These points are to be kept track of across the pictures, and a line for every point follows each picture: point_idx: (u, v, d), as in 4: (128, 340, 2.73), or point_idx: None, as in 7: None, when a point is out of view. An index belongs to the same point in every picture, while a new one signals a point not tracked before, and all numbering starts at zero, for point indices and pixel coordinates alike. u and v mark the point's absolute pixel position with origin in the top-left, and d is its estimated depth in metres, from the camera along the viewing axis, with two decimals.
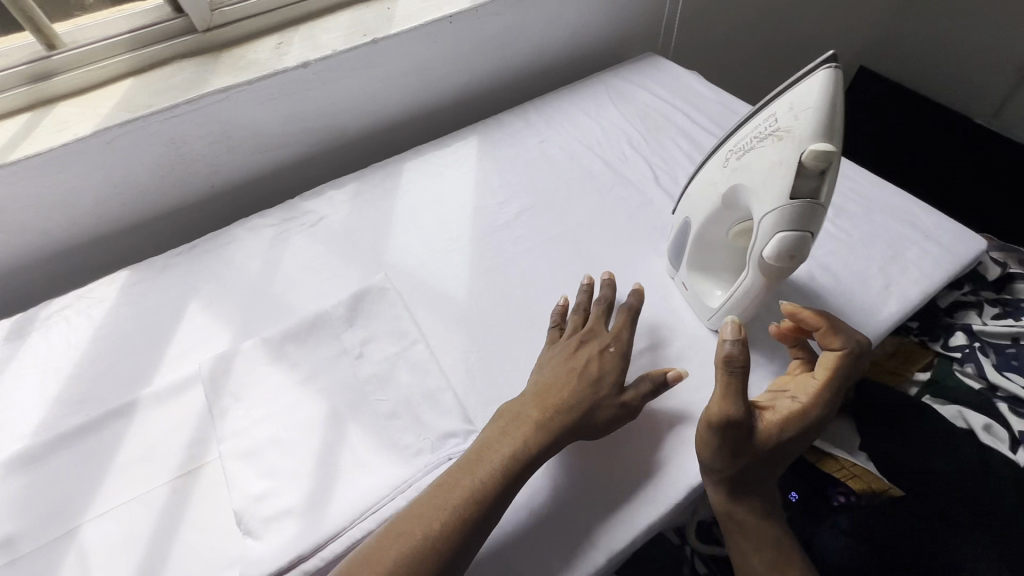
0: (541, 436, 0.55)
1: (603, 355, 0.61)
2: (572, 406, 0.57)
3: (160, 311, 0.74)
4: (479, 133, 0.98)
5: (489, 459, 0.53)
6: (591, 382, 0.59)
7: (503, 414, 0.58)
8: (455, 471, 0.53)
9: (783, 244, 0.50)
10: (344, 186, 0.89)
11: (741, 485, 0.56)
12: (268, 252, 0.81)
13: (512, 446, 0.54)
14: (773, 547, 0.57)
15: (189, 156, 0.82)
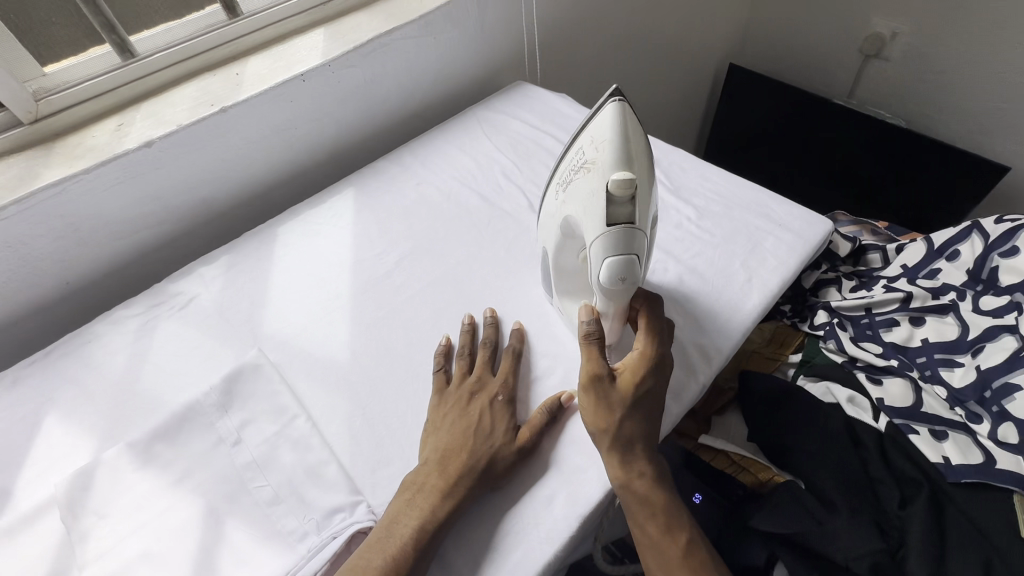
0: (444, 500, 0.55)
1: (494, 403, 0.63)
2: (471, 461, 0.57)
3: (12, 431, 0.68)
4: (354, 184, 0.97)
5: (399, 535, 0.53)
6: (486, 436, 0.59)
7: (407, 486, 0.57)
8: (364, 553, 0.52)
9: (614, 265, 0.54)
10: (215, 261, 0.86)
11: (630, 447, 0.56)
12: (133, 345, 0.76)
13: (414, 520, 0.54)
14: (667, 513, 0.56)
15: (31, 256, 0.76)
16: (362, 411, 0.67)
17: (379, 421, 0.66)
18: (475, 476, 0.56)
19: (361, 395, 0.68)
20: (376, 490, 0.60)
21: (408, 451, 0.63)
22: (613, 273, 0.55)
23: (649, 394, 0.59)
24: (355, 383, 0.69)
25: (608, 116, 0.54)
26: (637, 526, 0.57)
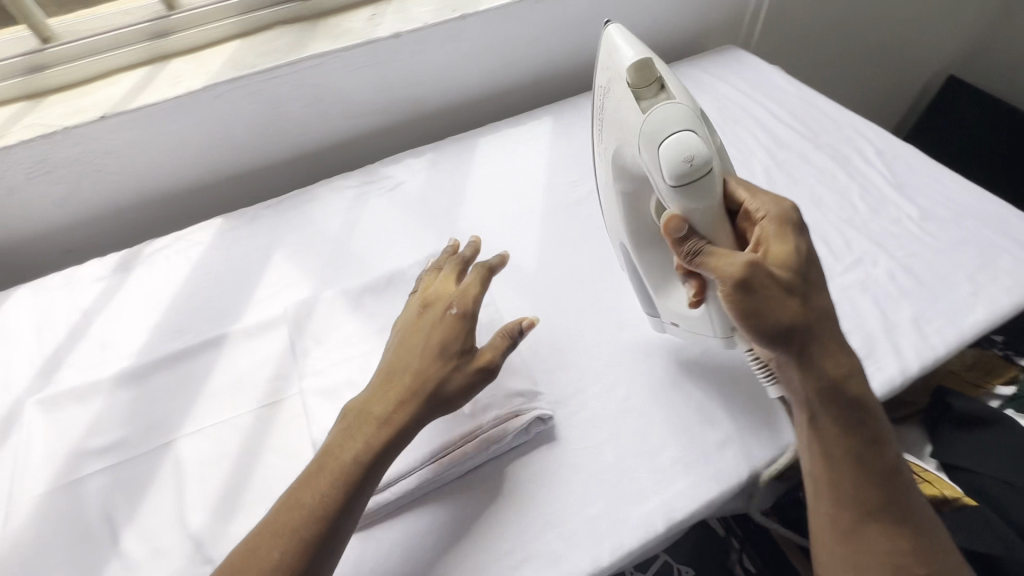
0: (380, 430, 0.51)
1: (444, 317, 0.55)
2: (413, 387, 0.52)
3: (249, 256, 0.80)
4: (553, 113, 0.99)
5: (330, 467, 0.49)
6: (439, 355, 0.53)
7: (352, 412, 0.53)
8: (303, 475, 0.50)
9: (680, 158, 0.48)
10: (422, 156, 0.92)
11: (835, 408, 0.50)
12: (348, 211, 0.85)
13: (358, 448, 0.50)
14: (879, 488, 0.50)
15: (284, 116, 0.87)
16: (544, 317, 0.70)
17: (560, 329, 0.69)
18: (421, 405, 0.52)
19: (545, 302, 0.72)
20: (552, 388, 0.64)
21: (584, 363, 0.66)
22: (677, 167, 0.48)
23: (800, 278, 0.50)
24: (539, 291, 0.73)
25: (616, 32, 0.55)
26: (835, 500, 0.50)
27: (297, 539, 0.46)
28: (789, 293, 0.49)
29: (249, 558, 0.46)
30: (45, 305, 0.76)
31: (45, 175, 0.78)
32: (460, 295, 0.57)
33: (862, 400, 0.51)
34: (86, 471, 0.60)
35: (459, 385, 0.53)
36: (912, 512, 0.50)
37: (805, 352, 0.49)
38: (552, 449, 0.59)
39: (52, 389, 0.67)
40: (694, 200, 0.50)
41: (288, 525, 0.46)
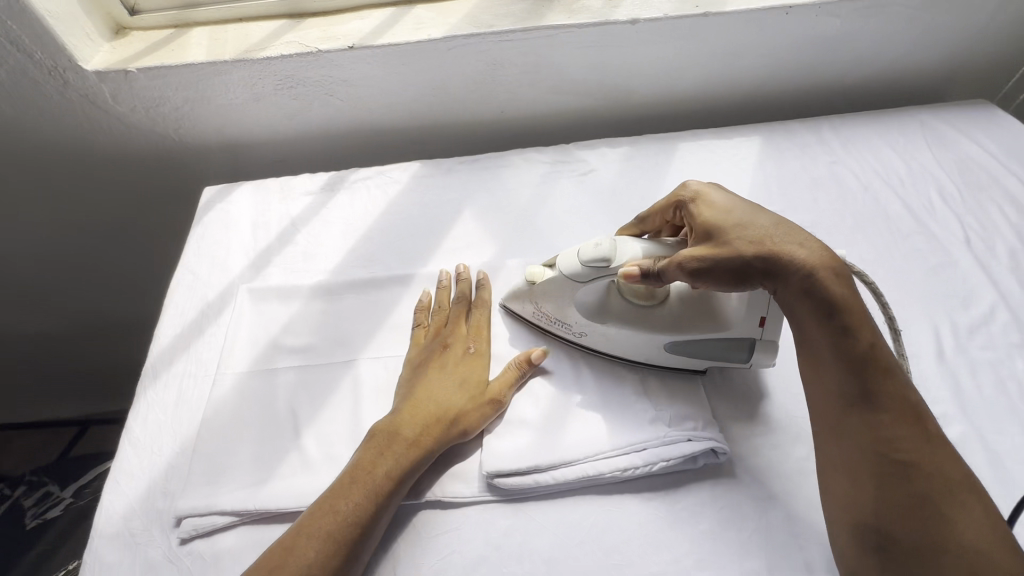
0: (420, 460, 0.54)
1: (465, 356, 0.62)
2: (459, 421, 0.57)
3: (441, 207, 0.83)
4: (764, 134, 0.92)
5: (376, 471, 0.53)
6: (444, 386, 0.59)
7: (385, 426, 0.56)
8: (355, 468, 0.53)
9: (589, 254, 0.59)
10: (618, 147, 0.90)
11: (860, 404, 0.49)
12: (539, 186, 0.85)
13: (391, 466, 0.53)
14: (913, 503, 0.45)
15: (501, 80, 0.88)
16: None
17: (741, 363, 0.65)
18: (446, 437, 0.56)
19: None
20: (726, 422, 0.61)
21: (765, 407, 0.62)
22: (595, 262, 0.58)
23: (746, 228, 0.55)
24: None
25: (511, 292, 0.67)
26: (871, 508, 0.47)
27: (326, 544, 0.48)
28: (735, 236, 0.55)
29: (284, 554, 0.48)
30: (262, 205, 0.83)
31: (287, 88, 0.85)
32: (475, 338, 0.64)
33: (851, 323, 0.50)
34: (279, 364, 0.65)
35: (476, 417, 0.58)
36: (879, 447, 0.47)
37: (771, 280, 0.54)
38: (718, 486, 0.57)
39: (260, 282, 0.73)
40: (630, 254, 0.58)
41: (325, 528, 0.49)
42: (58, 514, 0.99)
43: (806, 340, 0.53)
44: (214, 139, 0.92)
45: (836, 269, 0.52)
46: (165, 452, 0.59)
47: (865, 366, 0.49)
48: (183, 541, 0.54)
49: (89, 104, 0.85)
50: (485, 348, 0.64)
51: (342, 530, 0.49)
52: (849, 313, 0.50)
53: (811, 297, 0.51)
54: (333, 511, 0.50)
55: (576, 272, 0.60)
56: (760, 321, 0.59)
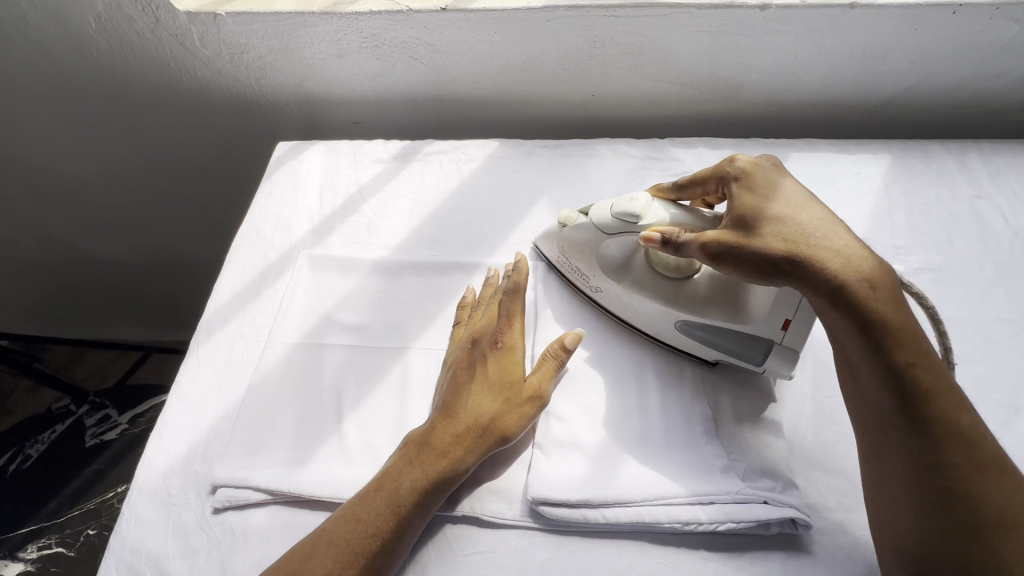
0: (452, 472, 0.50)
1: (495, 356, 0.56)
2: (490, 433, 0.52)
3: (515, 192, 0.77)
4: (894, 153, 0.80)
5: (404, 484, 0.49)
6: (475, 391, 0.54)
7: (416, 436, 0.52)
8: (385, 477, 0.50)
9: (621, 206, 0.57)
10: (720, 149, 0.81)
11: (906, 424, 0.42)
12: (624, 182, 0.77)
13: (417, 480, 0.49)
14: (950, 529, 0.39)
15: (598, 60, 0.80)
16: (818, 397, 0.58)
17: (835, 422, 0.57)
18: (481, 447, 0.52)
19: (825, 382, 0.59)
20: (809, 487, 0.53)
21: (858, 476, 0.54)
22: (624, 215, 0.56)
23: (784, 223, 0.50)
24: (822, 363, 0.61)
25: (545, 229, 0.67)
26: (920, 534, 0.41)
27: (349, 555, 0.46)
28: (768, 232, 0.49)
29: (301, 560, 0.46)
30: (332, 167, 0.80)
31: (371, 47, 0.80)
32: (506, 332, 0.58)
33: (888, 336, 0.43)
34: (329, 340, 0.63)
35: (512, 424, 0.53)
36: (917, 465, 0.41)
37: (796, 282, 0.48)
38: (791, 561, 0.49)
39: (321, 250, 0.71)
40: (660, 218, 0.55)
41: (353, 543, 0.46)
42: (114, 437, 1.04)
43: (845, 355, 0.47)
44: (293, 93, 0.90)
45: (874, 282, 0.45)
46: (211, 414, 0.58)
47: (905, 382, 0.42)
48: (215, 511, 0.53)
49: (178, 45, 0.84)
50: (518, 342, 0.58)
51: (368, 545, 0.46)
52: (883, 325, 0.44)
53: (845, 306, 0.45)
54: (362, 523, 0.47)
55: (605, 222, 0.58)
56: (784, 324, 0.54)
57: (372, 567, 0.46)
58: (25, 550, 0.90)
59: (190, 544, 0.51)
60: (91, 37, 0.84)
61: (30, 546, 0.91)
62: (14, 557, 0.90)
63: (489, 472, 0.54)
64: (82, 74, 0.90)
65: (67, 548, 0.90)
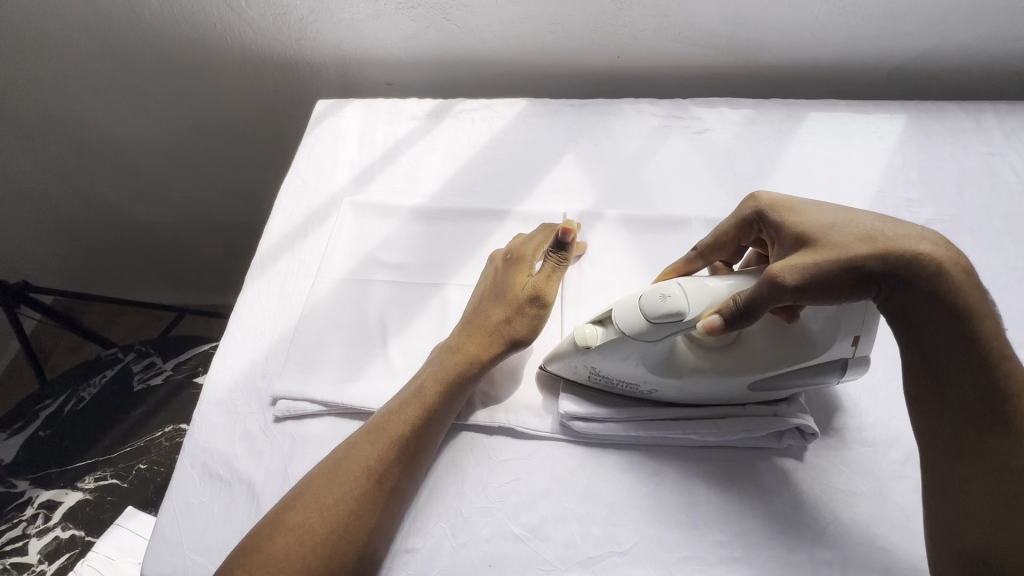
0: (469, 365, 0.56)
1: (508, 271, 0.60)
2: (501, 336, 0.57)
3: (543, 147, 0.81)
4: (910, 112, 0.82)
5: (428, 383, 0.55)
6: (494, 299, 0.59)
7: (443, 345, 0.59)
8: (415, 380, 0.56)
9: (655, 307, 0.49)
10: (739, 108, 0.84)
11: (997, 424, 0.43)
12: (648, 138, 0.81)
13: (439, 377, 0.55)
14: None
15: (624, 22, 0.83)
16: None
17: None
18: (495, 348, 0.57)
19: None
20: (819, 410, 0.58)
21: (864, 400, 0.58)
22: (663, 317, 0.48)
23: (846, 229, 0.47)
24: None
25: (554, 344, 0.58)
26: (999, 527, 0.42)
27: (388, 442, 0.52)
28: (837, 240, 0.46)
29: (351, 449, 0.51)
30: (370, 122, 0.85)
31: (407, 8, 0.84)
32: (522, 246, 0.62)
33: (979, 331, 0.44)
34: (373, 275, 0.68)
35: (523, 326, 0.57)
36: (1002, 471, 0.43)
37: (891, 286, 0.45)
38: (798, 471, 0.54)
39: (362, 197, 0.76)
40: (708, 300, 0.49)
41: (393, 433, 0.52)
42: (159, 382, 1.05)
43: (922, 355, 0.46)
44: (331, 54, 0.94)
45: (966, 268, 0.44)
46: (267, 339, 0.64)
47: (995, 380, 0.43)
48: (277, 420, 0.59)
49: (225, 5, 0.89)
50: (530, 250, 0.61)
51: (403, 434, 0.52)
52: (971, 318, 0.44)
53: (930, 298, 0.44)
54: (399, 416, 0.53)
55: (638, 328, 0.50)
56: (854, 341, 0.51)
57: (408, 452, 0.52)
58: (84, 480, 0.93)
59: (255, 446, 0.57)
60: None
61: (87, 477, 0.93)
62: (73, 486, 0.92)
63: (509, 386, 0.59)
64: (134, 34, 0.95)
65: (121, 480, 0.93)
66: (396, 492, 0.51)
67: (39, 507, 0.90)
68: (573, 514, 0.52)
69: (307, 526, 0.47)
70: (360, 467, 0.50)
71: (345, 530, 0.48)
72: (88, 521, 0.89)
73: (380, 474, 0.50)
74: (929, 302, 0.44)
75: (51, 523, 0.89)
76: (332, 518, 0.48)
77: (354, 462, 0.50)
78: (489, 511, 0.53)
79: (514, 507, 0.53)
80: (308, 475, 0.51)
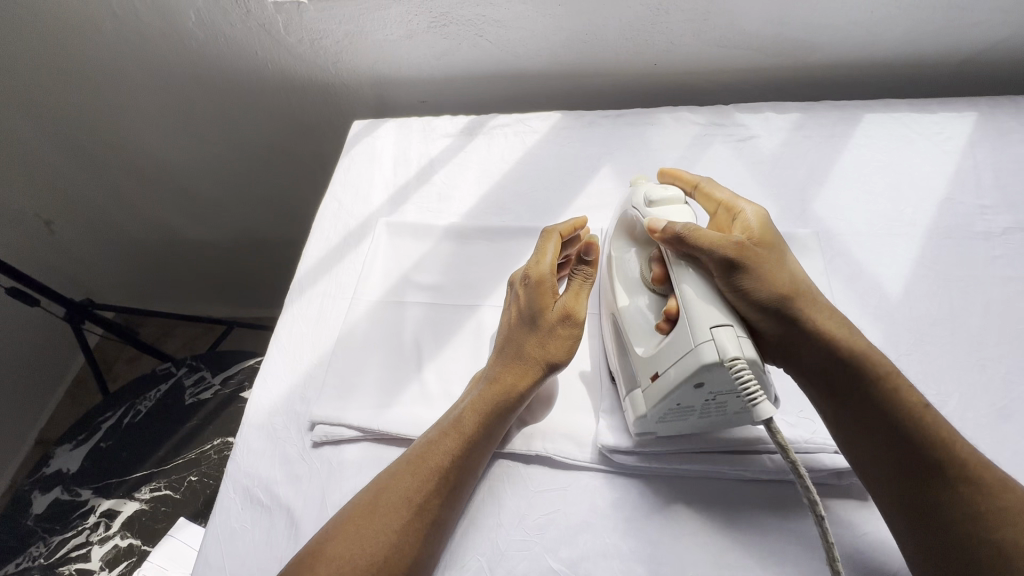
0: (507, 396, 0.54)
1: (530, 297, 0.58)
2: (535, 367, 0.56)
3: (579, 161, 0.79)
4: (982, 110, 0.76)
5: (463, 417, 0.54)
6: (523, 323, 0.58)
7: (476, 379, 0.58)
8: (450, 411, 0.55)
9: (650, 192, 0.58)
10: (787, 113, 0.79)
11: (858, 424, 0.48)
12: (688, 148, 0.78)
13: (478, 406, 0.54)
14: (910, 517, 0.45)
15: (662, 28, 0.80)
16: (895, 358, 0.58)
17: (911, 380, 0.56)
18: (535, 374, 0.55)
19: (900, 341, 0.59)
20: None
21: None
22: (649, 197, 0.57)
23: (777, 262, 0.53)
24: (900, 324, 0.60)
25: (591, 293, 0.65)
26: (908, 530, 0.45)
27: (427, 473, 0.51)
28: (770, 267, 0.52)
29: (390, 478, 0.51)
30: (405, 141, 0.85)
31: (439, 26, 0.84)
32: (539, 266, 0.58)
33: (859, 369, 0.49)
34: (408, 298, 0.68)
35: (560, 350, 0.56)
36: (900, 473, 0.46)
37: (785, 318, 0.51)
38: (861, 508, 0.50)
39: (397, 218, 0.76)
40: (672, 212, 0.56)
41: (432, 463, 0.51)
42: (209, 396, 1.08)
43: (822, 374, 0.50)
44: (366, 75, 0.96)
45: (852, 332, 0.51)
46: (305, 362, 0.65)
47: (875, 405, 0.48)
48: (315, 445, 0.59)
49: (266, 34, 0.92)
50: (548, 271, 0.58)
51: (441, 465, 0.51)
52: (858, 362, 0.49)
53: (822, 355, 0.50)
54: (437, 446, 0.52)
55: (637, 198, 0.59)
56: (654, 375, 0.49)
57: (446, 485, 0.51)
58: (140, 491, 0.97)
59: (295, 471, 0.58)
60: (191, 30, 0.93)
61: (143, 488, 0.97)
62: (130, 496, 0.96)
63: (550, 407, 0.58)
64: (184, 66, 0.99)
65: (174, 491, 0.96)
66: (434, 523, 0.50)
67: (100, 515, 0.95)
68: (614, 551, 0.50)
69: (347, 558, 0.46)
70: (398, 498, 0.49)
71: (384, 564, 0.46)
72: (143, 530, 0.93)
73: (419, 506, 0.49)
74: (802, 340, 0.51)
75: (111, 531, 0.93)
76: (372, 550, 0.47)
77: (393, 492, 0.50)
78: (527, 544, 0.51)
79: (553, 541, 0.51)
80: (347, 507, 0.50)
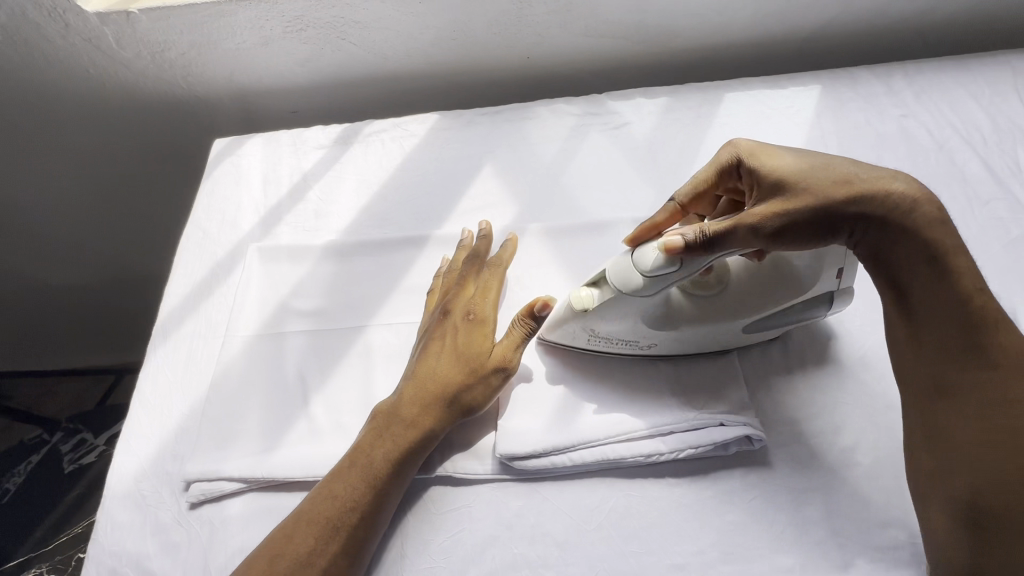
0: (421, 441, 0.51)
1: (464, 326, 0.56)
2: (454, 409, 0.52)
3: (459, 162, 0.77)
4: (824, 82, 0.82)
5: (370, 467, 0.49)
6: (449, 356, 0.54)
7: (380, 416, 0.53)
8: (355, 456, 0.50)
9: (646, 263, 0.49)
10: (656, 98, 0.82)
11: (933, 319, 0.45)
12: (567, 140, 0.78)
13: (389, 454, 0.50)
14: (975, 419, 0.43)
15: (528, 21, 0.79)
16: None
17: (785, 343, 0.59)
18: (447, 414, 0.52)
19: None
20: (761, 407, 0.56)
21: (808, 391, 0.56)
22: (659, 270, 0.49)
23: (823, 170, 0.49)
24: None
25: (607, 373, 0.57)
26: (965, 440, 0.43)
27: (327, 533, 0.47)
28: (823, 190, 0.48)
29: (283, 542, 0.46)
30: (273, 157, 0.79)
31: (296, 30, 0.78)
32: (482, 298, 0.57)
33: (929, 256, 0.46)
34: (288, 327, 0.63)
35: (481, 395, 0.53)
36: (956, 376, 0.44)
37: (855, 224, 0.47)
38: (749, 473, 0.53)
39: (270, 241, 0.70)
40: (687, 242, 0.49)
41: (333, 520, 0.47)
42: (93, 460, 0.97)
43: (890, 277, 0.48)
44: (225, 86, 0.88)
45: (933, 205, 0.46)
46: (176, 414, 0.59)
47: (940, 297, 0.45)
48: (193, 506, 0.53)
49: (97, 50, 0.81)
50: (489, 309, 0.57)
51: (341, 520, 0.47)
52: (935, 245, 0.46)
53: (900, 251, 0.47)
54: (337, 500, 0.48)
55: (637, 288, 0.50)
56: (837, 274, 0.52)
57: (348, 539, 0.47)
58: None
59: (171, 539, 0.52)
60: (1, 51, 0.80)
61: None
62: None
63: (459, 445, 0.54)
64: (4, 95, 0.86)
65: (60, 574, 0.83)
66: None
67: None
68: (521, 560, 0.49)
69: None
70: (293, 563, 0.45)
71: None
72: None
73: (322, 569, 0.46)
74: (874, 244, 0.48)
75: None
76: None
77: (289, 557, 0.46)
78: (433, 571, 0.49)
79: (459, 563, 0.49)
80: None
